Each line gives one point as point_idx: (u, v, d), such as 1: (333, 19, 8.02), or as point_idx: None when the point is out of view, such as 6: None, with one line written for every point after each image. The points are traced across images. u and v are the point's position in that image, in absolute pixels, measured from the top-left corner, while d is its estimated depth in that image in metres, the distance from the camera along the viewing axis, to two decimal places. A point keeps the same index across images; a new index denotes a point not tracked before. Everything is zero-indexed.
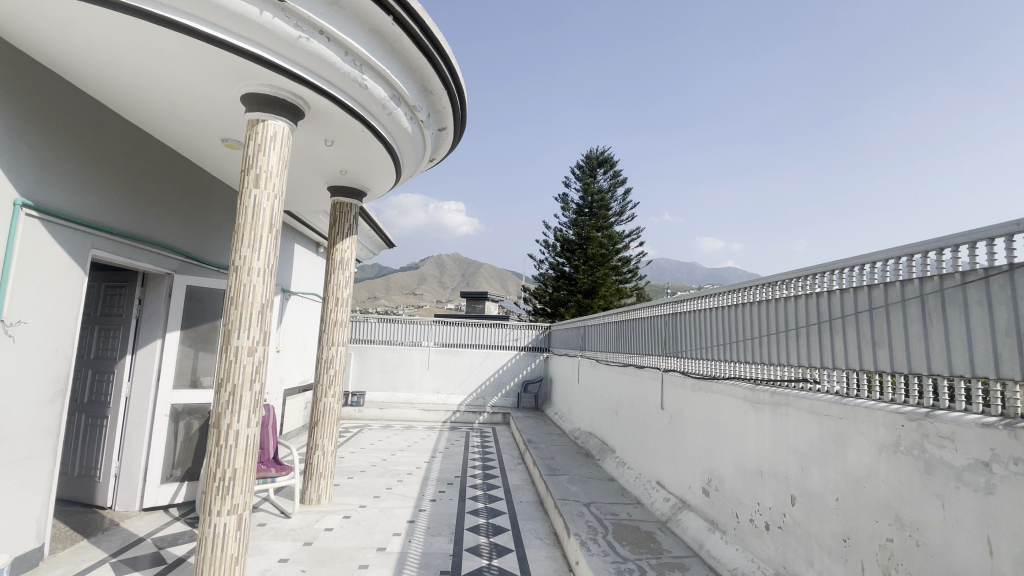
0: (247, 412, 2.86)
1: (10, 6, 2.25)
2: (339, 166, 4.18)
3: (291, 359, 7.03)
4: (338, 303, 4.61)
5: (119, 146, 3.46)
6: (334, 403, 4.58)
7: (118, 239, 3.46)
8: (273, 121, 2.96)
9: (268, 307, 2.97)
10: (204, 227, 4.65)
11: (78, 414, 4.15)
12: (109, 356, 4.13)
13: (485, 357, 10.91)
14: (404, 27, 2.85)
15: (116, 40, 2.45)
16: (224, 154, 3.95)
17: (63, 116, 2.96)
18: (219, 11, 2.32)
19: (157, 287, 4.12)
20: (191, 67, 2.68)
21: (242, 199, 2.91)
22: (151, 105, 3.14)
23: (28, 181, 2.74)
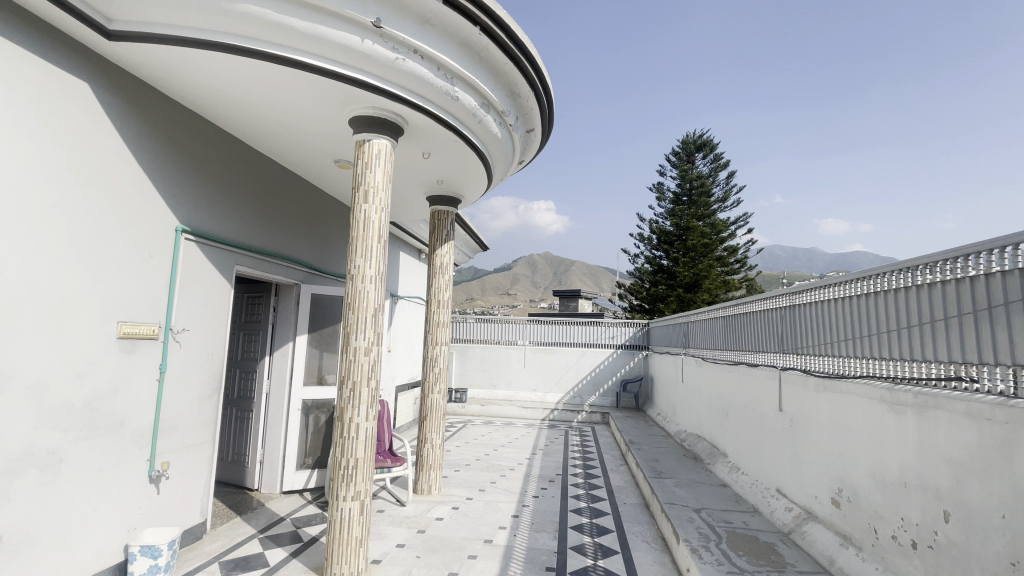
0: (366, 407, 3.14)
1: (167, 65, 2.69)
2: (436, 176, 4.39)
3: (400, 358, 7.56)
4: (439, 305, 4.87)
5: (254, 174, 3.97)
6: (440, 399, 4.83)
7: (255, 256, 3.97)
8: (377, 140, 3.20)
9: (380, 310, 3.21)
10: (323, 240, 5.17)
11: (230, 407, 4.84)
12: (252, 357, 4.75)
13: (583, 355, 10.81)
14: (490, 36, 2.95)
15: (245, 81, 2.81)
16: (337, 173, 4.36)
17: (209, 154, 3.46)
18: (327, 44, 2.58)
19: (288, 296, 4.66)
20: (304, 98, 2.98)
21: (354, 214, 3.18)
22: (277, 135, 3.57)
23: (186, 211, 3.25)
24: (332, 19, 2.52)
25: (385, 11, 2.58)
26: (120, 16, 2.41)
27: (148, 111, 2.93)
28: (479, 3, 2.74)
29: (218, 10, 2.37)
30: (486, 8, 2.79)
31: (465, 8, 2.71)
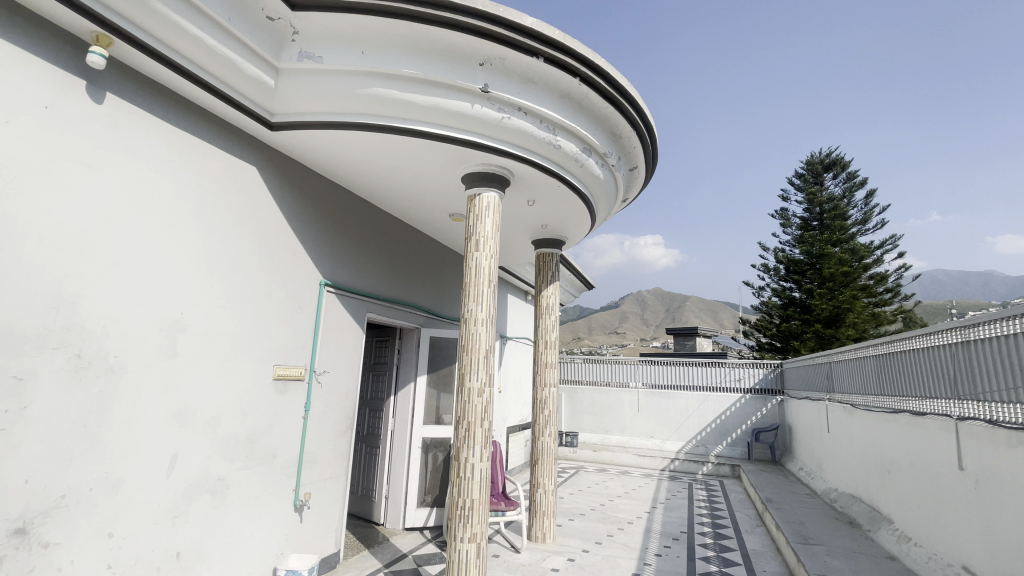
0: (480, 447, 3.22)
1: (315, 145, 3.18)
2: (542, 221, 4.53)
3: (511, 400, 7.65)
4: (547, 345, 4.91)
5: (383, 231, 4.44)
6: (551, 442, 4.78)
7: (383, 303, 4.38)
8: (485, 193, 3.41)
9: (491, 352, 3.32)
10: (440, 287, 5.54)
11: (361, 444, 5.26)
12: (380, 397, 5.16)
13: (704, 399, 10.01)
14: (589, 84, 3.07)
15: (375, 151, 3.22)
16: (451, 225, 4.71)
17: (347, 215, 3.95)
18: (441, 111, 2.87)
19: (411, 339, 5.02)
20: (423, 160, 3.31)
21: (466, 262, 3.38)
22: (401, 194, 3.97)
23: (328, 267, 3.72)
24: (446, 91, 2.83)
25: (491, 76, 2.84)
26: (281, 110, 2.92)
27: (300, 184, 3.46)
28: (577, 56, 2.90)
29: (353, 95, 2.79)
30: (584, 59, 2.94)
31: (564, 62, 2.88)
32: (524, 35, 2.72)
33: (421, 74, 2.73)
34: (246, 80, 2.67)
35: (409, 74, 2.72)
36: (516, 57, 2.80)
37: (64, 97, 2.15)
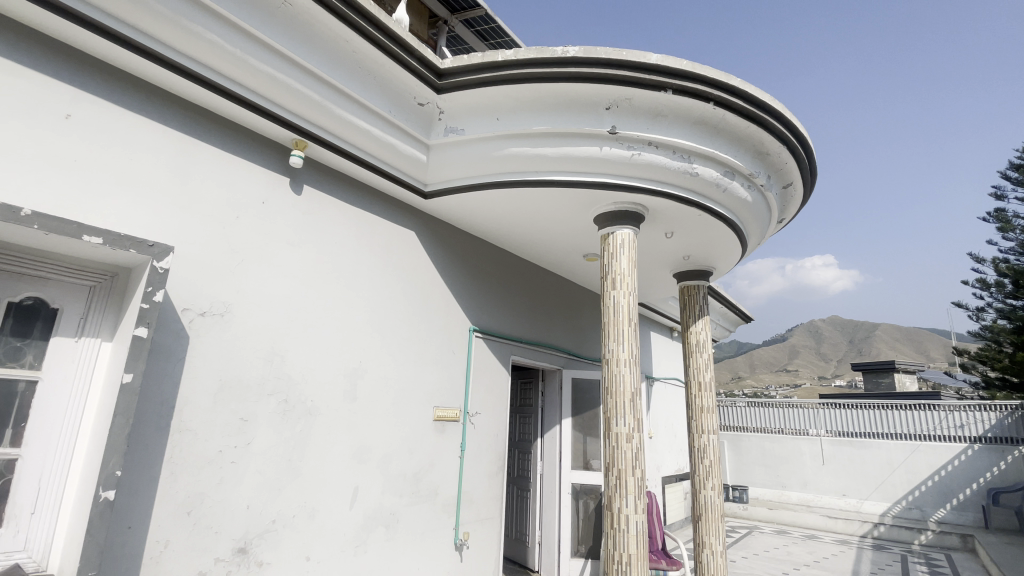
0: (634, 497, 3.05)
1: (461, 206, 3.53)
2: (683, 252, 4.32)
3: (664, 446, 7.16)
4: (700, 387, 4.54)
5: (523, 277, 4.64)
6: (715, 496, 4.27)
7: (526, 346, 4.52)
8: (619, 231, 3.39)
9: (637, 394, 3.19)
10: (579, 327, 5.55)
11: (512, 486, 5.36)
12: (527, 439, 5.26)
13: (913, 451, 8.20)
14: (725, 106, 2.93)
15: (513, 204, 3.44)
16: (588, 265, 4.74)
17: (490, 265, 4.24)
18: (572, 158, 2.99)
19: (554, 381, 5.07)
20: (558, 206, 3.44)
21: (604, 301, 3.35)
22: (537, 240, 4.15)
23: (475, 315, 3.99)
24: (576, 138, 2.95)
25: (620, 118, 2.90)
26: (432, 179, 3.33)
27: (449, 241, 3.83)
28: (708, 81, 2.83)
29: (491, 157, 3.07)
30: (717, 83, 2.85)
31: (695, 90, 2.82)
32: (650, 72, 2.76)
33: (552, 128, 2.91)
34: (403, 159, 3.12)
35: (541, 130, 2.92)
36: (643, 95, 2.83)
37: (274, 192, 2.70)
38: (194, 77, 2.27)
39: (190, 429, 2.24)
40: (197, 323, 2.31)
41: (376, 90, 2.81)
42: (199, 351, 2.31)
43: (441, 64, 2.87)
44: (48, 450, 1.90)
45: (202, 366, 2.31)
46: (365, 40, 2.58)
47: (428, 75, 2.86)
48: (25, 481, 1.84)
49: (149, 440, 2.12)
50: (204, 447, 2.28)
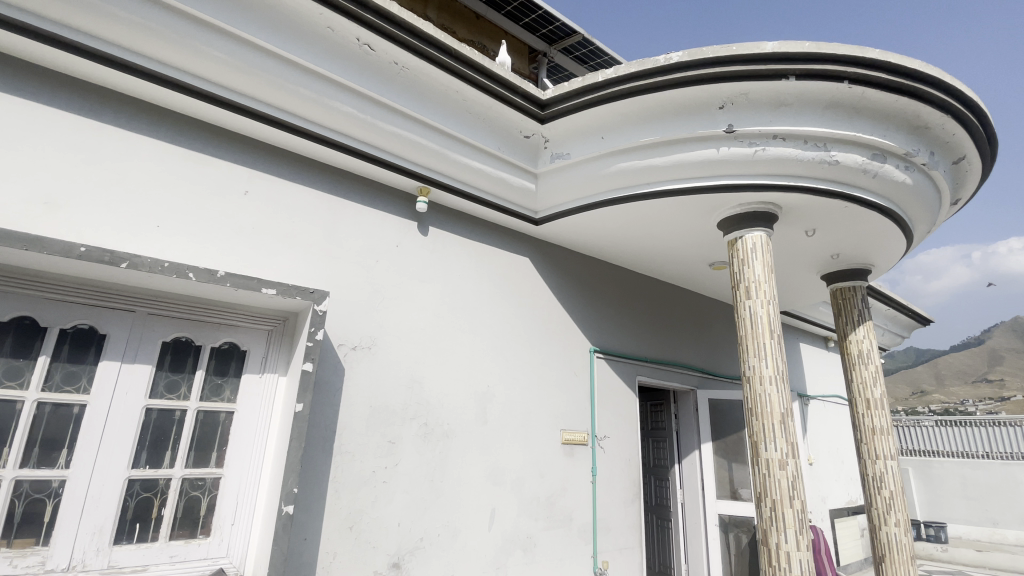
0: (794, 533, 2.70)
1: (574, 228, 3.56)
2: (831, 251, 3.82)
3: (828, 473, 6.25)
4: (869, 405, 3.90)
5: (644, 293, 4.49)
6: (902, 535, 3.59)
7: (654, 366, 4.32)
8: (750, 235, 3.12)
9: (789, 415, 2.85)
10: (713, 343, 5.16)
11: (651, 515, 5.10)
12: (663, 465, 4.98)
13: None
14: (864, 81, 2.59)
15: (627, 219, 3.38)
16: (715, 275, 4.43)
17: (609, 283, 4.18)
18: (687, 164, 2.86)
19: (688, 402, 4.76)
20: (676, 216, 3.30)
21: (739, 312, 3.08)
22: (657, 254, 4.00)
23: (597, 336, 3.95)
24: (689, 143, 2.82)
25: (736, 116, 2.72)
26: (543, 206, 3.42)
27: (565, 264, 3.87)
28: (839, 59, 2.53)
29: (600, 176, 3.06)
30: (851, 59, 2.54)
31: (823, 71, 2.55)
32: (767, 62, 2.56)
33: (662, 137, 2.82)
34: (515, 190, 3.25)
35: (650, 141, 2.85)
36: (760, 86, 2.63)
37: (405, 235, 2.98)
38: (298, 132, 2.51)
39: (348, 451, 2.53)
40: (350, 357, 2.62)
41: (486, 130, 2.99)
42: (352, 381, 2.60)
43: (543, 95, 2.98)
44: (243, 470, 2.28)
45: (356, 395, 2.60)
46: (473, 87, 2.79)
47: (531, 108, 2.98)
48: (228, 495, 2.22)
49: (317, 461, 2.43)
50: (361, 468, 2.55)
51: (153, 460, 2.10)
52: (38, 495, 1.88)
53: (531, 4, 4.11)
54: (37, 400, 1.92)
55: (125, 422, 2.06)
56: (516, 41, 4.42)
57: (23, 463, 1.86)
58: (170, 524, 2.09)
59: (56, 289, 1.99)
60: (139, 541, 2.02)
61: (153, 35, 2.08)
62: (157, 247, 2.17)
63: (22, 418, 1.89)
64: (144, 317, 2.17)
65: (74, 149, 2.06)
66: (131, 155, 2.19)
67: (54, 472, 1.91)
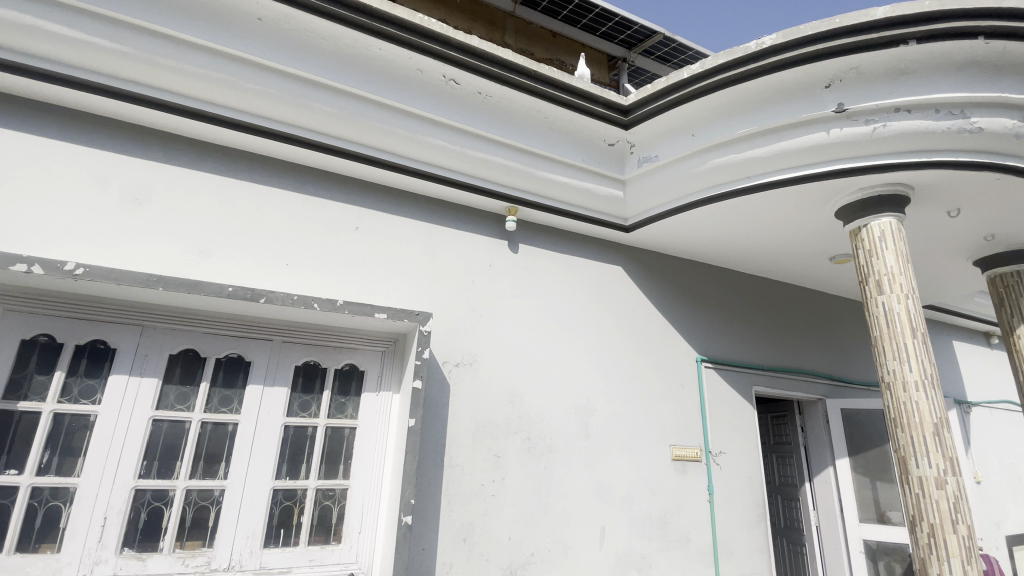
0: (962, 564, 2.30)
1: (669, 232, 3.43)
2: (984, 232, 3.27)
3: (1006, 495, 5.25)
4: None
5: (754, 295, 4.16)
6: None
7: (771, 373, 3.97)
8: (876, 222, 2.78)
9: (944, 426, 2.45)
10: (841, 347, 4.62)
11: (780, 538, 4.65)
12: (791, 483, 4.53)
13: None
14: (1008, 33, 2.22)
15: (727, 218, 3.18)
16: (836, 269, 4.00)
17: (712, 287, 3.94)
18: (791, 152, 2.64)
19: (816, 413, 4.29)
20: (783, 209, 3.04)
21: (869, 310, 2.73)
22: (765, 251, 3.70)
23: (703, 343, 3.73)
24: (791, 129, 2.60)
25: (847, 92, 2.46)
26: (633, 213, 3.34)
27: (662, 270, 3.73)
28: (971, 13, 2.20)
29: (694, 175, 2.93)
30: (988, 11, 2.20)
31: (952, 29, 2.23)
32: (878, 30, 2.30)
33: (760, 127, 2.64)
34: (603, 200, 3.23)
35: (747, 132, 2.68)
36: (873, 58, 2.36)
37: (498, 254, 3.09)
38: (396, 168, 2.73)
39: (457, 464, 2.63)
40: (454, 373, 2.74)
41: (570, 144, 3.02)
42: (458, 396, 2.72)
43: (625, 101, 2.95)
44: (366, 482, 2.47)
45: (462, 410, 2.71)
46: (554, 104, 2.84)
47: (613, 116, 2.96)
48: (354, 505, 2.43)
49: (431, 474, 2.56)
50: (470, 481, 2.64)
51: (291, 472, 2.36)
52: (204, 501, 2.20)
53: (607, 13, 4.11)
54: (201, 420, 2.26)
55: (269, 438, 2.34)
56: (595, 52, 4.43)
57: (192, 474, 2.20)
58: (307, 530, 2.33)
59: (214, 324, 2.35)
60: (284, 545, 2.28)
61: (275, 99, 2.40)
62: (286, 282, 2.47)
63: (191, 435, 2.23)
64: (280, 345, 2.47)
65: (220, 205, 2.43)
66: (263, 205, 2.53)
67: (215, 483, 2.22)
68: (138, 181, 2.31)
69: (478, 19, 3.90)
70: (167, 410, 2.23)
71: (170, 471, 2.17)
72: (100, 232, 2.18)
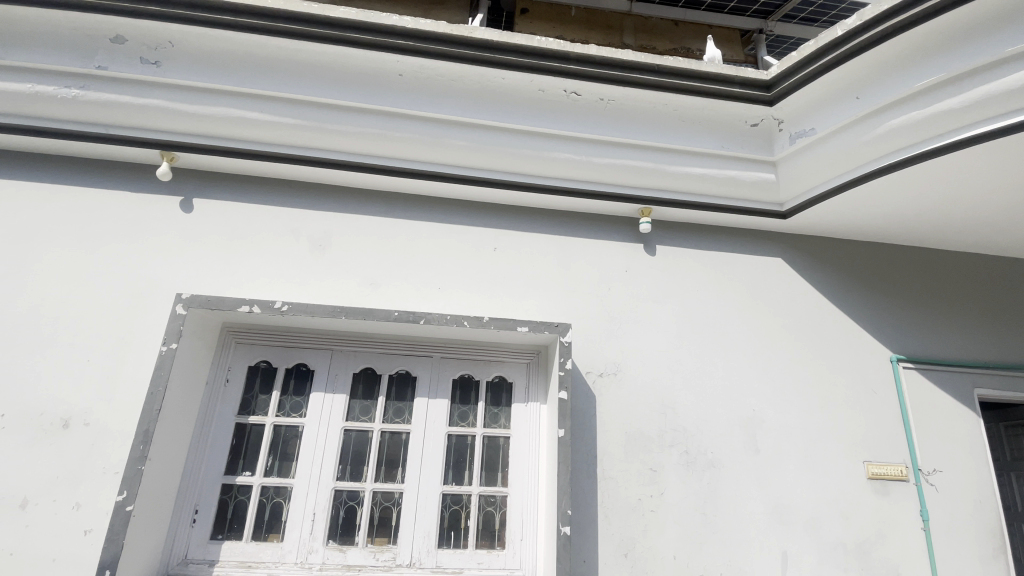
0: None
1: (836, 213, 2.98)
2: None
3: None
4: None
5: (964, 276, 3.38)
6: None
7: (1000, 372, 3.16)
8: None
9: None
10: None
11: None
12: None
13: None
14: None
15: (914, 187, 2.66)
16: None
17: (902, 272, 3.30)
18: (997, 97, 2.12)
19: None
20: (996, 167, 2.44)
21: None
22: (975, 220, 2.99)
23: (896, 339, 3.13)
24: (995, 68, 2.10)
25: None
26: (788, 197, 2.98)
27: (832, 257, 3.24)
28: None
29: (861, 145, 2.52)
30: None
31: None
32: None
33: (949, 72, 2.18)
34: (751, 186, 2.93)
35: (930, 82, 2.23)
36: None
37: (635, 258, 3.00)
38: (527, 186, 2.84)
39: (612, 476, 2.59)
40: (599, 383, 2.71)
41: (705, 132, 2.82)
42: (605, 406, 2.69)
43: (767, 75, 2.68)
44: (524, 490, 2.56)
45: (611, 421, 2.67)
46: (683, 93, 2.69)
47: (753, 93, 2.70)
48: (514, 512, 2.53)
49: (586, 485, 2.55)
50: (626, 494, 2.57)
51: (456, 478, 2.56)
52: (387, 502, 2.49)
53: None
54: (380, 429, 2.58)
55: (436, 447, 2.57)
56: (725, 30, 4.10)
57: (377, 477, 2.51)
58: (474, 534, 2.49)
59: (384, 345, 2.67)
60: (456, 546, 2.46)
61: (418, 142, 2.69)
62: (439, 304, 2.71)
63: (373, 443, 2.55)
64: (438, 360, 2.71)
65: (381, 242, 2.78)
66: (415, 237, 2.83)
67: (395, 485, 2.50)
68: (319, 229, 2.76)
69: (594, 25, 3.91)
70: (354, 421, 2.58)
71: (360, 474, 2.51)
72: (297, 275, 2.65)
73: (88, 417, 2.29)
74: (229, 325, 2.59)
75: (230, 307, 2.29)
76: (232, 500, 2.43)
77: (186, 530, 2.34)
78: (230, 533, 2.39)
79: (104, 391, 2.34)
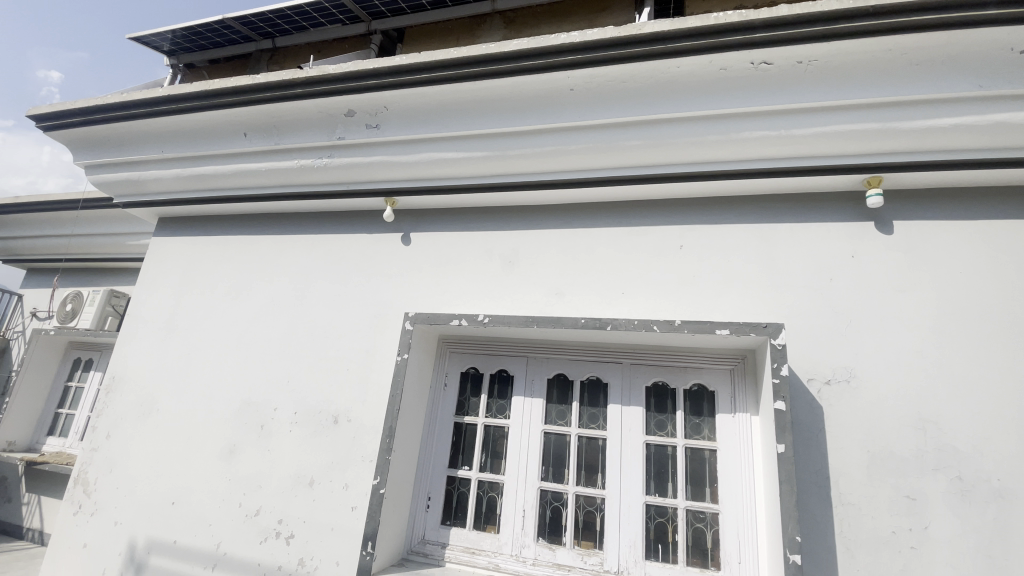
0: None
1: None
2: None
3: None
4: None
5: None
6: None
7: None
8: None
9: None
10: None
11: None
12: None
13: None
14: None
15: None
16: None
17: None
18: None
19: None
20: None
21: None
22: None
23: None
24: None
25: None
26: None
27: None
28: None
29: None
30: None
31: None
32: None
33: None
34: None
35: None
36: None
37: (860, 242, 2.52)
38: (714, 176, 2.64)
39: (852, 502, 2.17)
40: (826, 393, 2.33)
41: (947, 74, 2.27)
42: (836, 419, 2.29)
43: None
44: (739, 508, 2.32)
45: (845, 434, 2.26)
46: (911, 34, 2.19)
47: None
48: (729, 532, 2.30)
49: (817, 508, 2.19)
50: (874, 525, 2.13)
51: (660, 489, 2.45)
52: (591, 507, 2.51)
53: None
54: (578, 434, 2.63)
55: (635, 456, 2.51)
56: None
57: (579, 481, 2.56)
58: (684, 550, 2.35)
59: (576, 352, 2.74)
60: (664, 560, 2.36)
61: (594, 150, 2.74)
62: (626, 309, 2.68)
63: (572, 447, 2.61)
64: (630, 367, 2.67)
65: (564, 252, 2.89)
66: (598, 244, 2.86)
67: (596, 491, 2.52)
68: (509, 247, 2.99)
69: None
70: (552, 424, 2.69)
71: (562, 477, 2.59)
72: (493, 290, 2.91)
73: (348, 416, 2.85)
74: (445, 336, 2.97)
75: (444, 322, 2.62)
76: (456, 490, 2.74)
77: (422, 514, 2.73)
78: (455, 520, 2.70)
79: (358, 395, 2.88)
